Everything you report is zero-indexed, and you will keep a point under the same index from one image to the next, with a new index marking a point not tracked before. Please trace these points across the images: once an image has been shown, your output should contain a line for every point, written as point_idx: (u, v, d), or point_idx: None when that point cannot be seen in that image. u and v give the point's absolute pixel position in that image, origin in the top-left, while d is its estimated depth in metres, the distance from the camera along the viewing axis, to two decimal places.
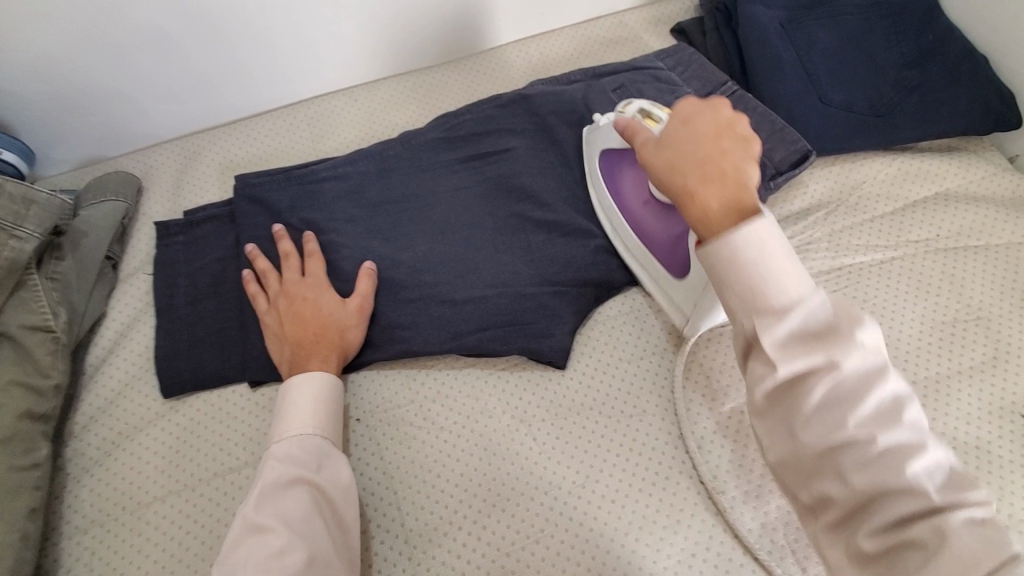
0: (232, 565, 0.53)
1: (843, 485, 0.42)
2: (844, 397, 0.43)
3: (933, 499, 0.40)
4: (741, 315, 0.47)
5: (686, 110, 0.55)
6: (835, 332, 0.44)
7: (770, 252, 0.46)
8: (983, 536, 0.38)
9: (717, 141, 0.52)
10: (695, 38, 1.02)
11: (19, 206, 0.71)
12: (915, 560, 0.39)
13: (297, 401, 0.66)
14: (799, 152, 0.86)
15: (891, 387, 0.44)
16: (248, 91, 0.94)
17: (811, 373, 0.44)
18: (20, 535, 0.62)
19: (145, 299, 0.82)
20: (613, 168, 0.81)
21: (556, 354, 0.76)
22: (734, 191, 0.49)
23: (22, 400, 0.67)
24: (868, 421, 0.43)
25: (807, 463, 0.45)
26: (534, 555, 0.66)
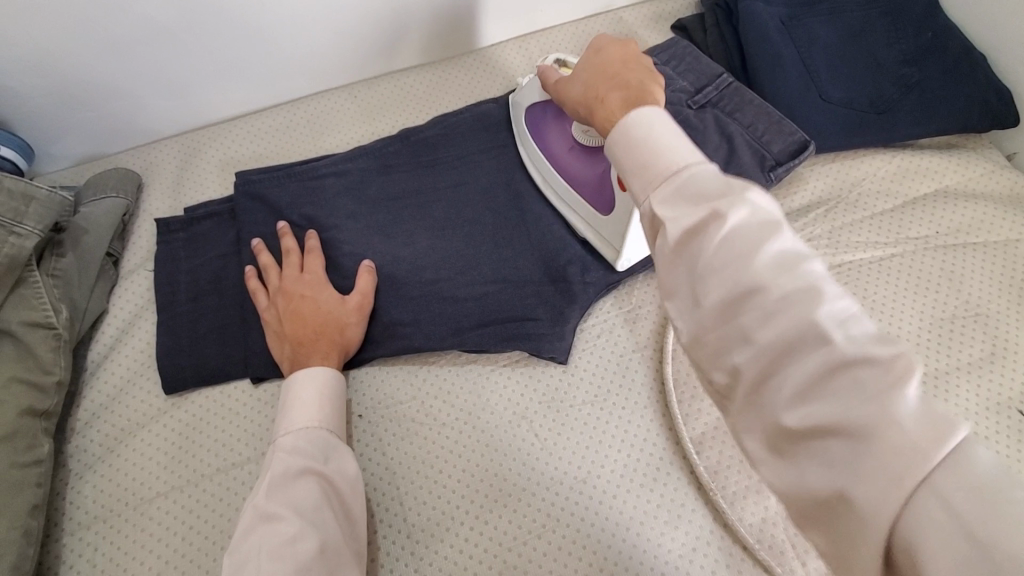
0: (246, 551, 0.53)
1: (750, 347, 0.39)
2: (739, 250, 0.40)
3: (847, 359, 0.35)
4: (637, 188, 0.48)
5: (597, 44, 0.62)
6: (722, 187, 0.43)
7: (654, 126, 0.48)
8: (913, 407, 0.33)
9: (624, 58, 0.59)
10: (696, 34, 1.02)
11: (18, 202, 0.70)
12: (838, 439, 0.35)
13: (303, 394, 0.67)
14: (799, 143, 0.86)
15: (789, 238, 0.41)
16: (248, 87, 0.93)
17: (702, 228, 0.42)
18: (23, 531, 0.62)
19: (146, 296, 0.82)
20: (538, 124, 0.84)
21: (558, 350, 0.76)
22: (636, 87, 0.54)
23: (23, 396, 0.67)
24: (773, 279, 0.39)
25: (716, 331, 0.41)
26: (536, 551, 0.66)
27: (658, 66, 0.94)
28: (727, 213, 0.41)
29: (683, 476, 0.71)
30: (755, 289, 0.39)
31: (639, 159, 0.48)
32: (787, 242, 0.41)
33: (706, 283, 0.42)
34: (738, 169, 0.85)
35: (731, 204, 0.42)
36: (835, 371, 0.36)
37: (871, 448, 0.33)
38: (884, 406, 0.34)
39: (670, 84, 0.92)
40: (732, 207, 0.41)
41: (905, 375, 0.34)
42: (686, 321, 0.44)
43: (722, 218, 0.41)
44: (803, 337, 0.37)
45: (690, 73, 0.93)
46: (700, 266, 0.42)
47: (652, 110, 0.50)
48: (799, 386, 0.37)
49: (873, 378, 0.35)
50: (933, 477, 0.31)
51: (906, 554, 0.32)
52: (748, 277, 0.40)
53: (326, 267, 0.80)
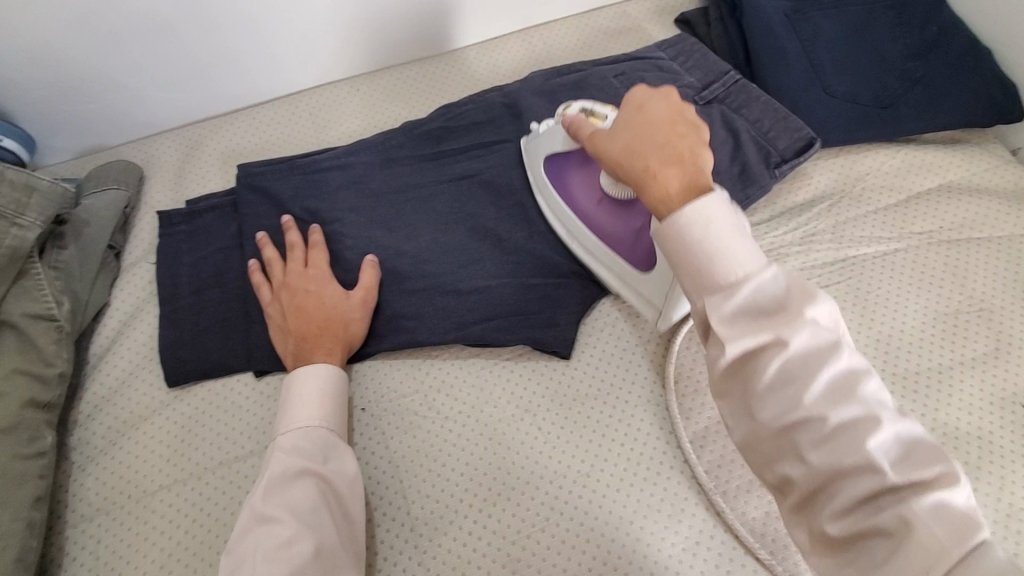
0: (242, 552, 0.54)
1: (803, 466, 0.43)
2: (797, 376, 0.44)
3: (896, 486, 0.40)
4: (695, 296, 0.49)
5: (637, 99, 0.59)
6: (787, 306, 0.45)
7: (717, 225, 0.48)
8: (951, 522, 0.38)
9: (672, 124, 0.56)
10: (699, 28, 1.01)
11: (20, 193, 0.70)
12: (882, 545, 0.40)
13: (303, 392, 0.66)
14: (804, 139, 0.86)
15: (845, 358, 0.45)
16: (250, 80, 0.93)
17: (763, 347, 0.45)
18: (26, 523, 0.62)
19: (148, 289, 0.82)
20: (560, 173, 0.80)
21: (561, 344, 0.76)
22: (690, 162, 0.53)
23: (26, 388, 0.67)
24: (833, 402, 0.43)
25: (766, 443, 0.45)
26: (539, 544, 0.66)
27: (661, 59, 0.94)
28: (791, 333, 0.44)
29: (686, 470, 0.70)
30: (815, 411, 0.43)
31: (695, 263, 0.49)
32: (845, 362, 0.44)
33: (763, 400, 0.45)
34: (743, 163, 0.85)
35: (795, 325, 0.44)
36: (884, 488, 0.40)
37: (912, 559, 0.38)
38: (931, 521, 0.38)
39: (675, 79, 0.92)
40: (796, 326, 0.44)
41: (948, 492, 0.39)
42: (735, 423, 0.48)
43: (787, 339, 0.44)
44: (858, 458, 0.41)
45: (697, 70, 0.93)
46: (760, 384, 0.44)
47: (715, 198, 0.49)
48: (849, 497, 0.41)
49: (918, 500, 0.39)
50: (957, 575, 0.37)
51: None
52: (809, 399, 0.43)
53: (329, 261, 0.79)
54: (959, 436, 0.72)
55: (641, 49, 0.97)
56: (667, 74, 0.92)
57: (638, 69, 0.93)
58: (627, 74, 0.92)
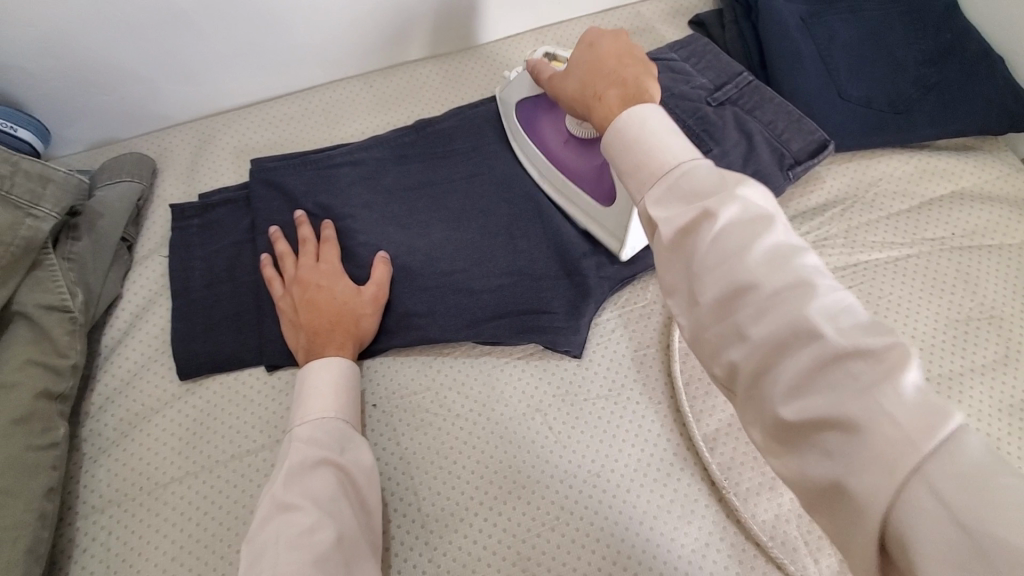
0: (263, 541, 0.54)
1: (745, 345, 0.41)
2: (730, 249, 0.42)
3: (839, 354, 0.36)
4: (635, 191, 0.50)
5: (589, 38, 0.62)
6: (718, 185, 0.45)
7: (651, 122, 0.50)
8: (920, 404, 0.33)
9: (619, 53, 0.59)
10: (713, 30, 1.02)
11: (35, 184, 0.70)
12: (835, 433, 0.36)
13: (319, 383, 0.67)
14: (818, 143, 0.86)
15: (781, 234, 0.42)
16: (264, 74, 0.93)
17: (698, 224, 0.44)
18: (39, 514, 0.62)
19: (160, 282, 0.82)
20: (531, 118, 0.85)
21: (574, 345, 0.76)
22: (631, 79, 0.55)
23: (40, 379, 0.67)
24: (767, 275, 0.40)
25: (712, 327, 0.43)
26: (550, 542, 0.66)
27: (674, 60, 0.94)
28: (722, 210, 0.43)
29: (697, 472, 0.70)
30: (750, 287, 0.41)
31: (632, 159, 0.50)
32: (779, 238, 0.42)
33: (704, 282, 0.43)
34: (757, 166, 0.85)
35: (727, 200, 0.43)
36: (829, 363, 0.37)
37: (865, 439, 0.34)
38: (882, 394, 0.34)
39: (689, 80, 0.92)
40: (727, 203, 0.43)
41: (908, 371, 0.34)
42: (687, 318, 0.46)
43: (718, 213, 0.43)
44: (798, 334, 0.38)
45: (711, 72, 0.93)
46: (699, 263, 0.43)
47: (650, 106, 0.51)
48: (796, 380, 0.38)
49: (866, 371, 0.35)
50: (925, 466, 0.32)
51: (899, 538, 0.32)
52: (743, 275, 0.41)
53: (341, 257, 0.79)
54: None
55: (654, 50, 0.97)
56: (681, 75, 0.92)
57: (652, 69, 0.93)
58: None
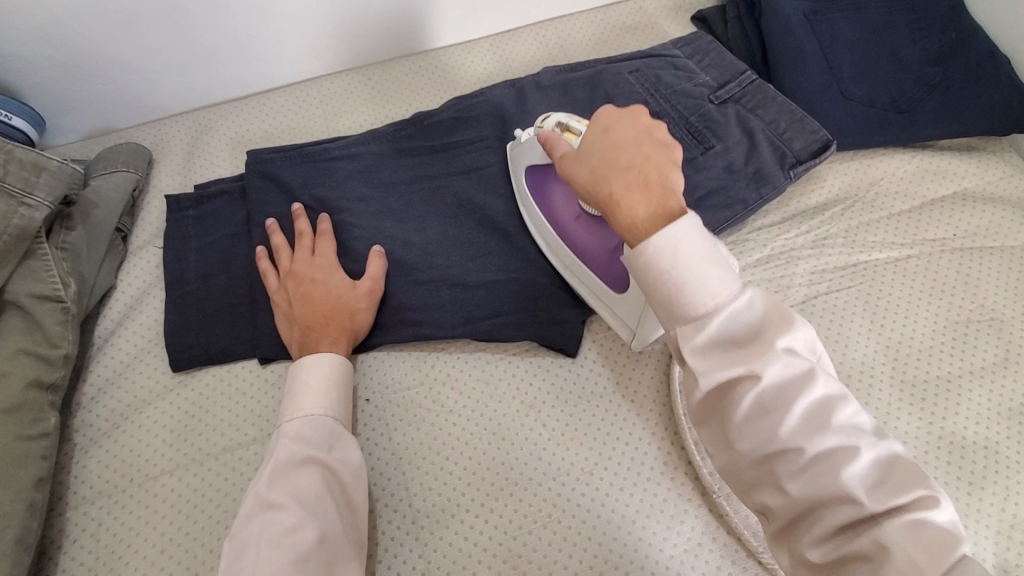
0: (246, 538, 0.54)
1: (782, 495, 0.42)
2: (771, 406, 0.42)
3: (871, 512, 0.39)
4: (667, 329, 0.47)
5: (605, 120, 0.55)
6: (759, 336, 0.44)
7: (689, 248, 0.45)
8: (925, 538, 0.38)
9: (642, 139, 0.52)
10: (717, 26, 1.01)
11: (28, 173, 0.69)
12: (861, 571, 0.39)
13: (308, 379, 0.66)
14: (819, 142, 0.85)
15: (818, 382, 0.43)
16: (261, 65, 0.92)
17: (739, 383, 0.43)
18: (27, 504, 0.62)
19: (155, 273, 0.82)
20: (542, 186, 0.79)
21: (568, 341, 0.75)
22: (654, 187, 0.48)
23: (30, 368, 0.66)
24: (806, 435, 0.42)
25: (747, 471, 0.44)
26: (540, 540, 0.66)
27: (676, 57, 0.93)
28: (766, 368, 0.43)
29: (690, 471, 0.70)
30: (791, 447, 0.42)
31: (667, 294, 0.45)
32: (817, 388, 0.43)
33: (741, 434, 0.44)
34: (758, 164, 0.84)
35: (771, 356, 0.43)
36: (861, 520, 0.40)
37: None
38: (911, 550, 0.37)
39: (690, 77, 0.91)
40: (772, 357, 0.43)
41: (925, 513, 0.39)
42: (717, 455, 0.47)
43: (762, 373, 0.43)
44: (836, 495, 0.40)
45: (713, 69, 0.92)
46: (739, 419, 0.43)
47: (687, 219, 0.46)
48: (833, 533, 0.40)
49: (893, 524, 0.39)
50: None
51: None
52: (784, 436, 0.42)
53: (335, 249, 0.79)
54: (965, 445, 0.72)
55: (656, 46, 0.96)
56: (682, 72, 0.91)
57: (652, 65, 0.92)
58: (641, 71, 0.91)
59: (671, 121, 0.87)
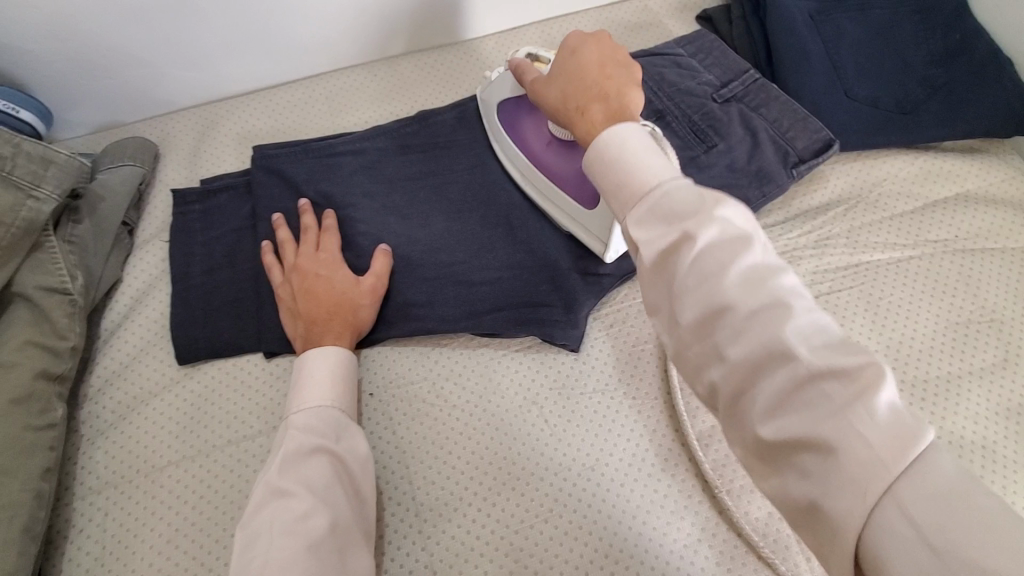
0: (257, 526, 0.54)
1: (723, 364, 0.40)
2: (709, 271, 0.41)
3: (813, 375, 0.37)
4: (618, 208, 0.48)
5: (572, 42, 0.60)
6: (697, 205, 0.43)
7: (632, 143, 0.48)
8: (884, 419, 0.34)
9: (604, 61, 0.57)
10: (721, 25, 1.01)
11: (37, 166, 0.70)
12: (811, 455, 0.36)
13: (315, 372, 0.67)
14: (822, 141, 0.85)
15: (757, 252, 0.42)
16: (267, 60, 0.93)
17: (678, 251, 0.43)
18: (35, 494, 0.63)
19: (161, 267, 0.82)
20: (513, 119, 0.83)
21: (571, 338, 0.76)
22: (608, 98, 0.54)
23: (38, 360, 0.67)
24: (748, 297, 0.40)
25: (692, 345, 0.43)
26: (542, 533, 0.67)
27: (680, 55, 0.93)
28: (700, 235, 0.42)
29: (690, 468, 0.70)
30: (732, 310, 0.40)
31: (614, 180, 0.48)
32: (754, 254, 0.41)
33: (682, 303, 0.42)
34: (761, 163, 0.85)
35: (706, 223, 0.42)
36: (807, 386, 0.37)
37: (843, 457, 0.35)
38: (861, 412, 0.35)
39: (694, 76, 0.91)
40: (706, 224, 0.42)
41: (880, 388, 0.35)
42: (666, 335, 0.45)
43: (698, 239, 0.42)
44: (781, 358, 0.38)
45: (716, 68, 0.92)
46: (682, 286, 0.42)
47: (631, 125, 0.50)
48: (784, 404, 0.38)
49: (839, 391, 0.36)
50: (896, 487, 0.33)
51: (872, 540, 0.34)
52: (724, 301, 0.40)
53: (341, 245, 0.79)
54: (963, 444, 0.72)
55: (660, 45, 0.96)
56: (686, 70, 0.92)
57: (656, 64, 0.92)
58: (645, 69, 0.91)
59: (675, 119, 0.87)
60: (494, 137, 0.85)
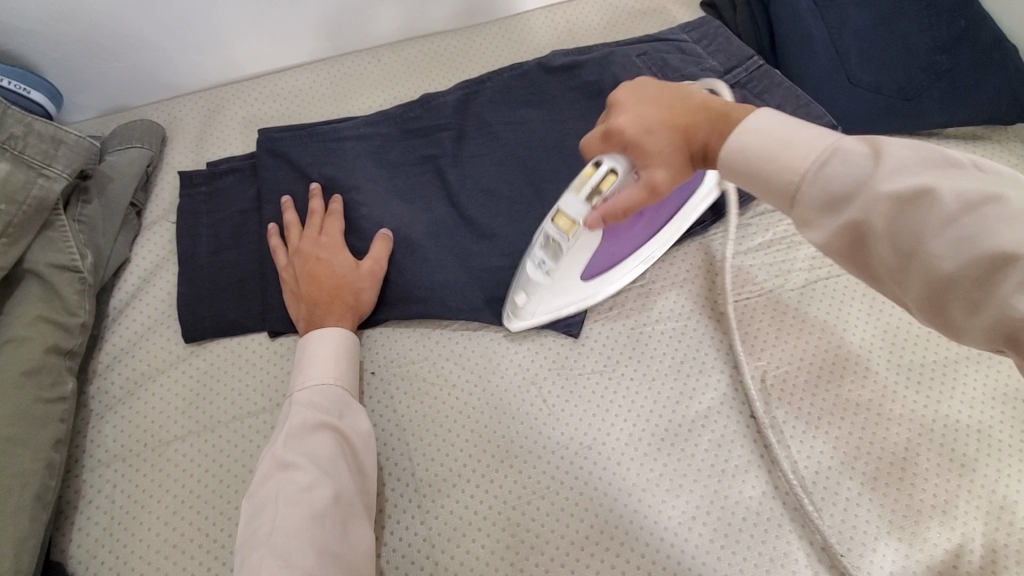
0: (264, 496, 0.58)
1: (974, 323, 0.39)
2: (918, 233, 0.41)
3: None
4: (773, 206, 0.50)
5: (634, 133, 0.59)
6: (861, 179, 0.44)
7: (757, 131, 0.50)
8: None
9: (678, 111, 0.59)
10: (724, 11, 1.00)
11: (47, 146, 0.71)
12: None
13: (318, 351, 0.69)
14: (825, 127, 0.85)
15: (955, 194, 0.40)
16: (272, 44, 0.93)
17: (861, 228, 0.44)
18: (46, 463, 0.64)
19: (168, 247, 0.84)
20: (598, 270, 0.76)
21: (573, 325, 0.77)
22: (726, 115, 0.56)
23: (50, 334, 0.68)
24: (964, 257, 0.39)
25: (925, 308, 0.42)
26: (540, 509, 0.68)
27: (684, 41, 0.93)
28: (871, 210, 0.43)
29: (689, 447, 0.70)
30: (956, 278, 0.39)
31: (760, 176, 0.49)
32: (954, 200, 0.40)
33: (902, 274, 0.43)
34: None
35: (879, 193, 0.42)
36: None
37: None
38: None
39: (697, 62, 0.91)
40: (879, 193, 0.42)
41: None
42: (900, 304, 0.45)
43: (875, 212, 0.43)
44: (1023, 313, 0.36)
45: (720, 54, 0.92)
46: (888, 265, 0.43)
47: (748, 116, 0.52)
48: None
49: None
50: None
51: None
52: (940, 266, 0.40)
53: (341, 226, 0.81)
54: (957, 428, 0.70)
55: (664, 31, 0.96)
56: (690, 56, 0.92)
57: (660, 49, 0.92)
58: (648, 54, 0.91)
59: None
60: (599, 296, 0.77)
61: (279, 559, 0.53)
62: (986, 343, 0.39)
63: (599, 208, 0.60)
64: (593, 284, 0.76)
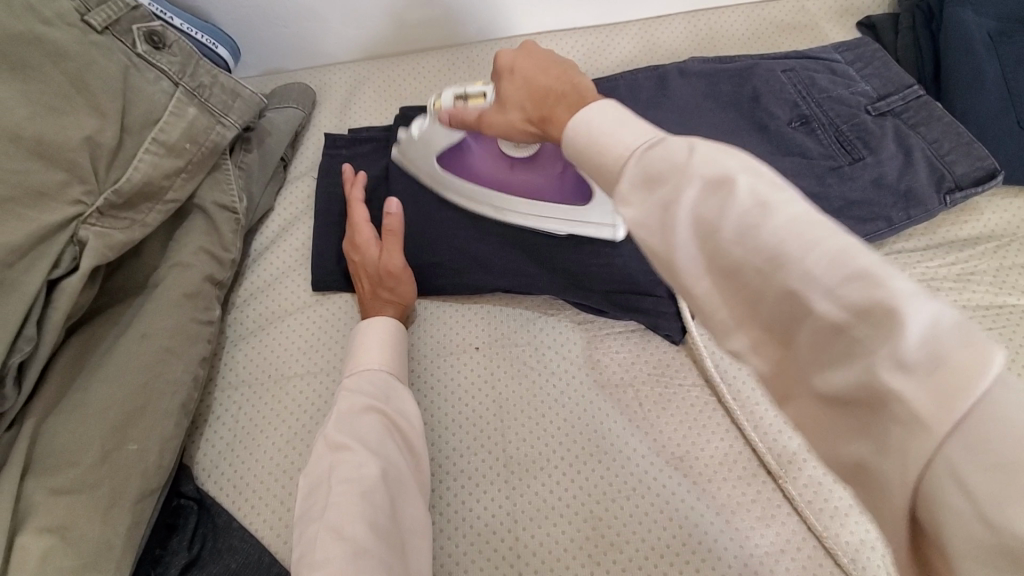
0: (320, 474, 0.61)
1: (766, 314, 0.35)
2: (713, 223, 0.37)
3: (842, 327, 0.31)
4: (600, 178, 0.45)
5: (506, 72, 0.61)
6: (673, 160, 0.39)
7: (592, 121, 0.46)
8: (948, 350, 0.28)
9: (547, 61, 0.60)
10: (885, 36, 0.95)
11: (227, 97, 0.79)
12: (873, 418, 0.31)
13: (368, 340, 0.73)
14: (986, 169, 0.78)
15: (749, 183, 0.36)
16: (423, 25, 0.98)
17: (665, 211, 0.39)
18: (192, 376, 0.72)
19: (307, 202, 0.91)
20: (460, 163, 0.81)
21: (677, 331, 0.76)
22: (576, 93, 0.53)
23: (208, 266, 0.77)
24: (746, 244, 0.35)
25: (727, 300, 0.37)
26: (623, 509, 0.68)
27: (836, 61, 0.89)
28: (678, 191, 0.38)
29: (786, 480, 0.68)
30: (740, 264, 0.36)
31: (591, 160, 0.46)
32: (745, 188, 0.36)
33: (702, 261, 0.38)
34: (911, 183, 0.79)
35: (686, 176, 0.38)
36: (834, 335, 0.32)
37: (891, 428, 0.30)
38: (895, 357, 0.29)
39: (849, 85, 0.87)
40: (688, 175, 0.38)
41: (928, 321, 0.29)
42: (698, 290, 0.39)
43: (680, 194, 0.38)
44: (795, 309, 0.33)
45: (876, 78, 0.87)
46: (679, 267, 0.39)
47: (591, 104, 0.48)
48: (818, 365, 0.33)
49: (875, 342, 0.30)
50: (943, 449, 0.28)
51: (930, 501, 0.28)
52: (728, 253, 0.36)
53: (380, 205, 0.87)
54: None
55: (816, 49, 0.92)
56: (841, 77, 0.88)
57: (810, 67, 0.89)
58: (796, 71, 0.88)
59: (820, 127, 0.84)
60: (441, 191, 0.84)
61: (330, 529, 0.56)
62: (769, 354, 0.37)
63: (452, 111, 0.68)
64: (445, 177, 0.82)
